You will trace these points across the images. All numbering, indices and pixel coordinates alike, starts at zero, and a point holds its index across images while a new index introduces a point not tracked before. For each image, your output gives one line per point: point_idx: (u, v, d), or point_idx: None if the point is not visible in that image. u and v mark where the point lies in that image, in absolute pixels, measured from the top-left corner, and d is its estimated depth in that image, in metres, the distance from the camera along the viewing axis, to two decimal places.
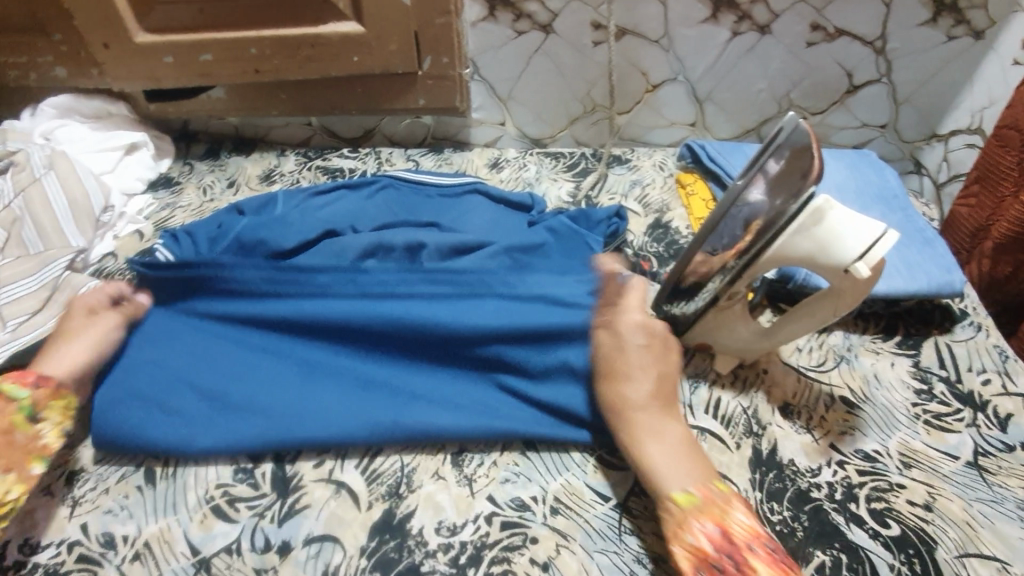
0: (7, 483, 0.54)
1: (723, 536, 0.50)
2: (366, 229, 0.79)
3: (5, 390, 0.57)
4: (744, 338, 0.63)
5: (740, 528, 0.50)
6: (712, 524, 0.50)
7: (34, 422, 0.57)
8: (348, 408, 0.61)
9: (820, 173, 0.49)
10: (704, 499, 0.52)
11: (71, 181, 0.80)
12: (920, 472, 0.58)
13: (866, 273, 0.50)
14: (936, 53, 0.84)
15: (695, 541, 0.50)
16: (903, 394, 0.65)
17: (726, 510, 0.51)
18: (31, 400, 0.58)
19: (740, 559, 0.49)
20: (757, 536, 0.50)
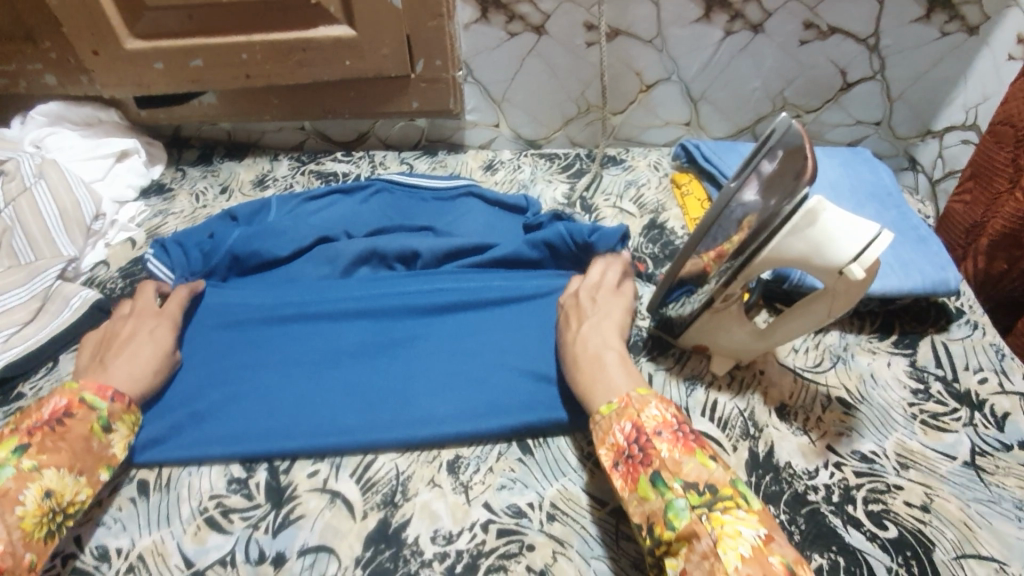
0: (78, 486, 0.54)
1: (634, 431, 0.52)
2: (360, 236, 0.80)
3: (86, 400, 0.57)
4: (740, 340, 0.62)
5: (651, 420, 0.52)
6: (626, 423, 0.52)
7: (109, 432, 0.57)
8: (348, 409, 0.63)
9: (813, 174, 0.47)
10: (619, 403, 0.54)
11: (61, 190, 0.79)
12: (917, 473, 0.58)
13: (861, 274, 0.50)
14: (929, 50, 0.84)
15: (613, 440, 0.53)
16: (899, 394, 0.64)
17: (642, 412, 0.53)
18: (110, 411, 0.57)
19: (648, 445, 0.50)
20: (668, 425, 0.51)
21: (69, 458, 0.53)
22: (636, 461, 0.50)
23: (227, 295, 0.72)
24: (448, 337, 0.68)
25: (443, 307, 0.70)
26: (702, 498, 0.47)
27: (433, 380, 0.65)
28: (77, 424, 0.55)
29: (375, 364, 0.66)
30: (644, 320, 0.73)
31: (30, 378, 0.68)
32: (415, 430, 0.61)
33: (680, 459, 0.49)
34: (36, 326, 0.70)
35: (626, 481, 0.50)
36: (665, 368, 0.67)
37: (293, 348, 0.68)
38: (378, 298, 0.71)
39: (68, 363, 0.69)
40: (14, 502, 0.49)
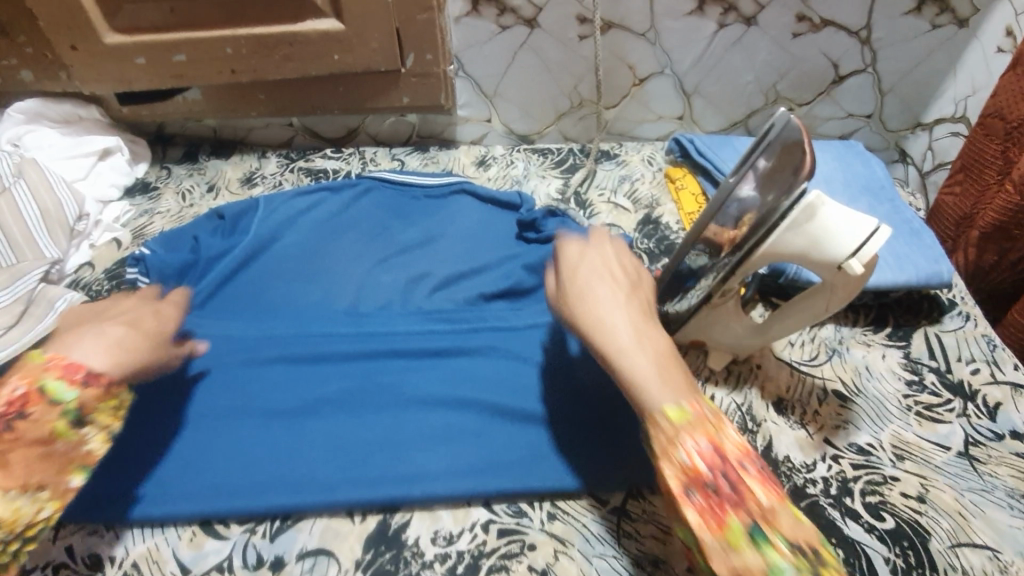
0: (39, 503, 0.47)
1: (715, 454, 0.45)
2: (360, 260, 0.77)
3: (46, 390, 0.48)
4: (737, 334, 0.62)
5: (731, 447, 0.46)
6: (706, 442, 0.46)
7: (78, 430, 0.49)
8: (351, 456, 0.59)
9: (811, 169, 0.47)
10: (694, 413, 0.47)
11: (41, 189, 0.76)
12: (913, 464, 0.59)
13: (859, 270, 0.50)
14: (919, 43, 0.84)
15: (685, 462, 0.45)
16: (894, 385, 0.65)
17: (722, 430, 0.47)
18: (77, 404, 0.49)
19: (741, 484, 0.44)
20: (746, 455, 0.46)
21: (23, 475, 0.47)
22: (724, 501, 0.44)
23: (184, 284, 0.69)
24: (441, 381, 0.64)
25: (436, 349, 0.66)
26: (807, 561, 0.41)
27: (424, 434, 0.60)
28: (33, 428, 0.47)
29: (362, 414, 0.62)
30: None
31: None
32: (406, 487, 0.56)
33: (768, 501, 0.44)
34: None
35: (705, 521, 0.43)
36: None
37: (273, 394, 0.63)
38: (367, 337, 0.67)
39: None
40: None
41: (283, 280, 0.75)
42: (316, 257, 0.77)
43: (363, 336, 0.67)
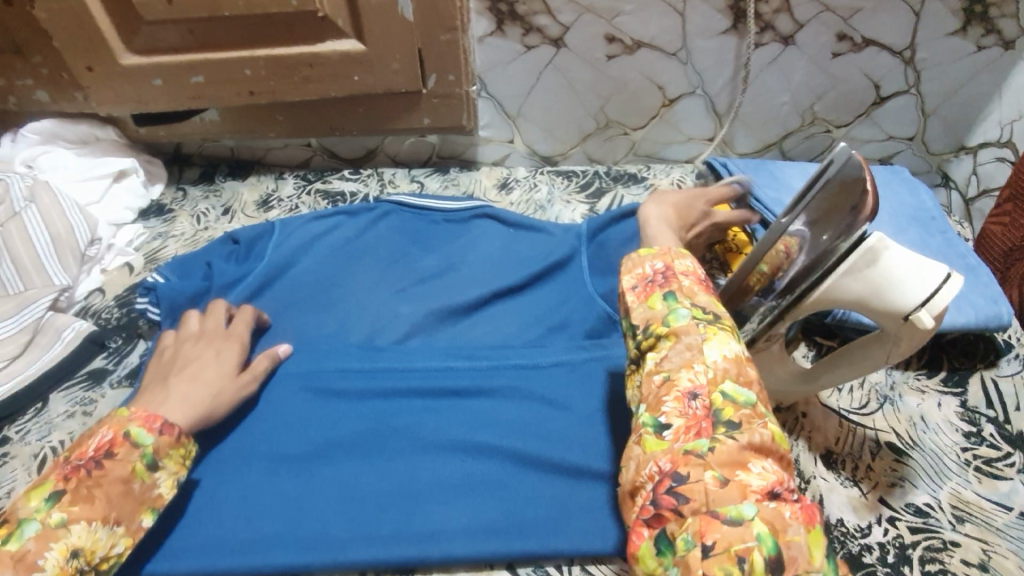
0: (114, 538, 0.47)
1: (666, 269, 0.50)
2: (378, 292, 0.74)
3: (131, 435, 0.50)
4: (781, 380, 0.58)
5: (683, 266, 0.50)
6: (661, 262, 0.51)
7: (155, 471, 0.50)
8: (364, 508, 0.55)
9: (873, 210, 0.43)
10: (660, 247, 0.52)
11: (52, 214, 0.75)
12: (974, 527, 0.53)
13: (931, 322, 0.45)
14: (966, 64, 0.79)
15: (640, 272, 0.51)
16: (952, 438, 0.60)
17: (680, 256, 0.51)
18: (154, 447, 0.51)
19: (673, 277, 0.49)
20: (698, 276, 0.50)
21: (104, 508, 0.47)
22: (655, 283, 0.49)
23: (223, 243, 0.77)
24: (460, 424, 0.60)
25: (456, 389, 0.62)
26: (705, 315, 0.46)
27: (442, 483, 0.57)
28: (116, 467, 0.49)
29: (377, 460, 0.58)
30: None
31: (15, 421, 0.63)
32: (424, 545, 0.53)
33: (698, 290, 0.48)
34: (26, 361, 0.66)
35: (638, 296, 0.49)
36: None
37: (286, 437, 0.60)
38: (384, 373, 0.63)
39: (58, 403, 0.65)
40: (34, 565, 0.43)
41: (298, 310, 0.72)
42: (332, 285, 0.74)
43: (378, 372, 0.63)
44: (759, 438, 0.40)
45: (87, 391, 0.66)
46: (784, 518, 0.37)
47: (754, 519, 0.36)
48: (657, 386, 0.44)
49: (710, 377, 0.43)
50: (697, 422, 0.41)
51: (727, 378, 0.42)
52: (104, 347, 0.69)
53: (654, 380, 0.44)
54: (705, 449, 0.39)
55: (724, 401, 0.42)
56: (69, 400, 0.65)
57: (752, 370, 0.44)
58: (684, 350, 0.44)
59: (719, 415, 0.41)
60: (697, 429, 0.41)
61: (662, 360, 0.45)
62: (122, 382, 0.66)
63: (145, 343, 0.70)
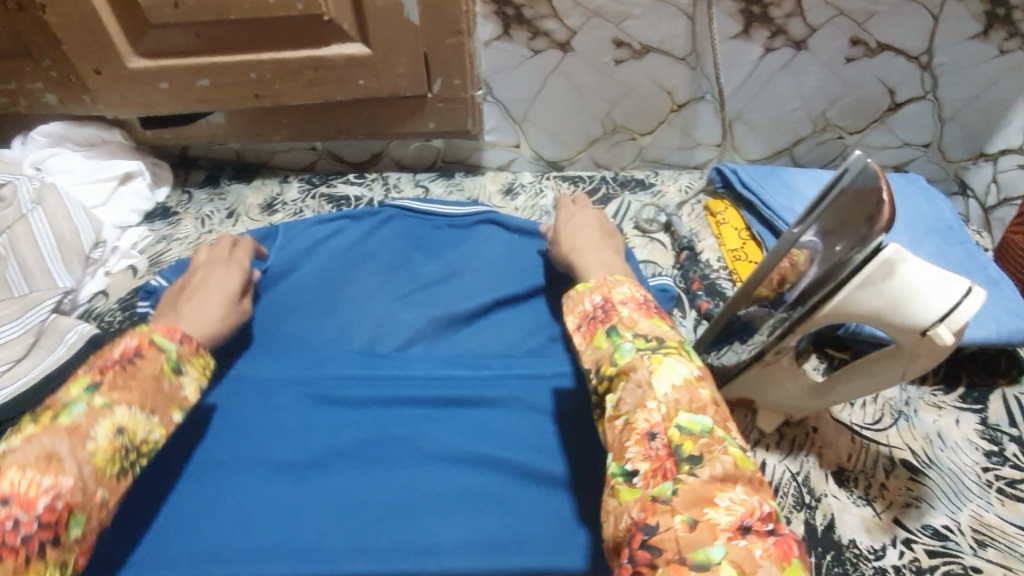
0: (151, 425, 0.46)
1: (604, 302, 0.51)
2: (380, 299, 0.73)
3: (155, 341, 0.49)
4: (792, 395, 0.56)
5: (620, 295, 0.51)
6: (598, 296, 0.52)
7: (179, 375, 0.49)
8: (361, 519, 0.54)
9: (890, 220, 0.41)
10: (596, 280, 0.53)
11: (58, 216, 0.75)
12: (997, 552, 0.51)
13: (949, 338, 0.43)
14: (986, 69, 0.77)
15: (581, 309, 0.52)
16: (971, 457, 0.57)
17: (617, 285, 0.52)
18: (178, 353, 0.50)
19: (612, 309, 0.50)
20: (637, 302, 0.51)
21: (140, 397, 0.45)
22: (597, 321, 0.50)
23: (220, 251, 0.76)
24: (460, 435, 0.59)
25: (457, 399, 0.61)
26: (648, 343, 0.46)
27: (442, 496, 0.55)
28: (146, 364, 0.47)
29: (376, 471, 0.57)
30: None
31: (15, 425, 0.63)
32: (422, 562, 0.51)
33: (638, 318, 0.49)
34: (28, 364, 0.66)
35: (584, 336, 0.50)
36: None
37: (283, 444, 0.58)
38: (384, 381, 0.63)
39: None
40: (85, 437, 0.42)
41: (299, 314, 0.71)
42: (335, 290, 0.74)
43: (379, 380, 0.63)
44: (723, 467, 0.39)
45: None
46: (756, 558, 0.35)
47: (723, 563, 0.34)
48: (619, 431, 0.43)
49: (664, 413, 0.42)
50: (662, 463, 0.40)
51: (680, 409, 0.42)
52: None
53: (615, 424, 0.44)
54: (670, 493, 0.38)
55: (683, 435, 0.41)
56: None
57: (704, 393, 0.43)
58: (632, 387, 0.44)
59: (680, 453, 0.40)
60: (661, 471, 0.40)
61: (619, 401, 0.45)
62: None
63: None
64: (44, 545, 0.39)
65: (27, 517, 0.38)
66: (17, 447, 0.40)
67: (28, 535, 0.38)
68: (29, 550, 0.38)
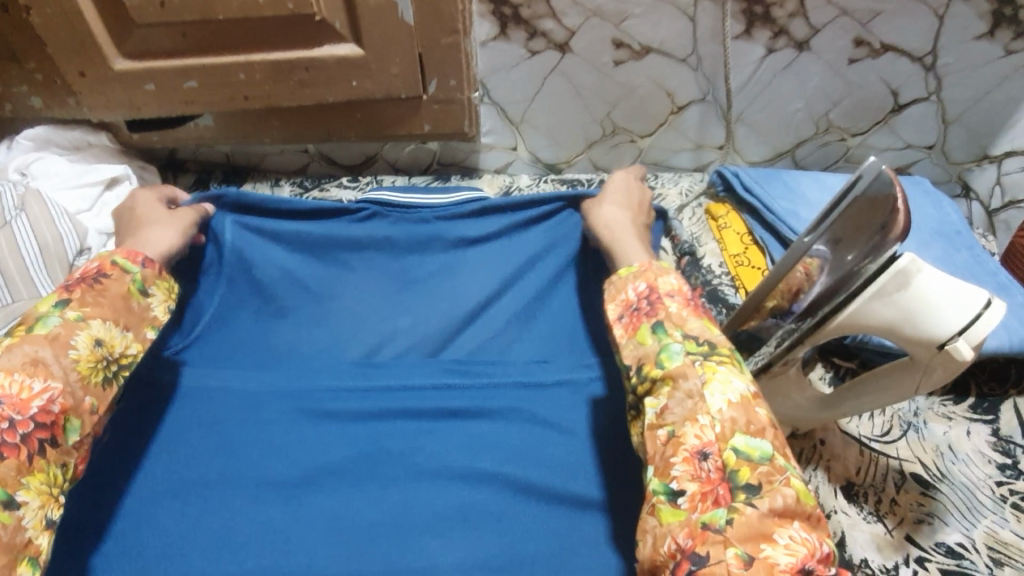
0: (126, 340, 0.50)
1: (650, 292, 0.49)
2: (369, 303, 0.71)
3: (118, 263, 0.53)
4: (799, 406, 0.54)
5: (666, 286, 0.50)
6: (643, 283, 0.51)
7: (146, 296, 0.54)
8: (352, 539, 0.52)
9: (906, 229, 0.40)
10: (640, 266, 0.52)
11: (41, 224, 0.72)
12: (1013, 571, 0.50)
13: (969, 354, 0.41)
14: (992, 69, 0.75)
15: (624, 298, 0.51)
16: (984, 470, 0.56)
17: (663, 274, 0.51)
18: (142, 276, 0.54)
19: (658, 302, 0.48)
20: (685, 297, 0.49)
21: (113, 313, 0.50)
22: (641, 313, 0.49)
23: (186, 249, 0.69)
24: (457, 449, 0.57)
25: (454, 410, 0.60)
26: (700, 348, 0.45)
27: (436, 513, 0.53)
28: (114, 285, 0.51)
29: (369, 489, 0.55)
30: None
31: None
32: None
33: (686, 316, 0.47)
34: None
35: (626, 329, 0.49)
36: None
37: (275, 461, 0.56)
38: (379, 393, 0.61)
39: None
40: (67, 346, 0.46)
41: (291, 319, 0.69)
42: (320, 292, 0.70)
43: (371, 392, 0.61)
44: (783, 500, 0.38)
45: None
46: None
47: None
48: (663, 444, 0.42)
49: (718, 433, 0.41)
50: (713, 487, 0.39)
51: (737, 431, 0.40)
52: None
53: (658, 435, 0.43)
54: (723, 522, 0.38)
55: (739, 460, 0.40)
56: None
57: (761, 413, 0.42)
58: (682, 396, 0.43)
59: (735, 480, 0.39)
60: (712, 496, 0.39)
61: (663, 409, 0.43)
62: None
63: None
64: (43, 445, 0.43)
65: (22, 418, 0.42)
66: (3, 354, 0.44)
67: (27, 433, 0.42)
68: (30, 448, 0.42)
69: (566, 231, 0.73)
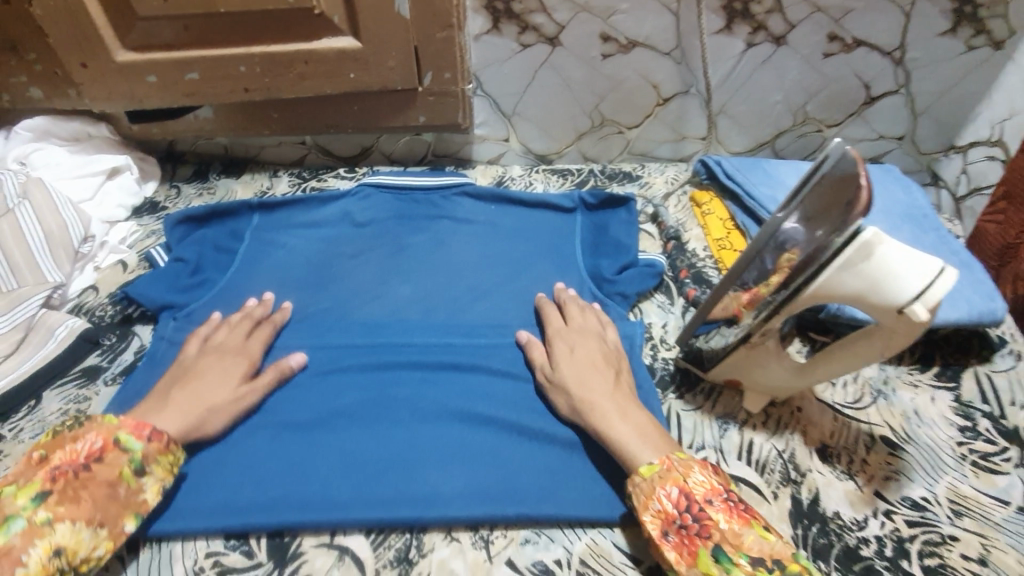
0: (96, 540, 0.47)
1: (687, 501, 0.48)
2: (374, 280, 0.75)
3: (120, 441, 0.50)
4: (777, 376, 0.58)
5: (698, 486, 0.48)
6: (673, 488, 0.48)
7: (142, 475, 0.51)
8: (362, 472, 0.57)
9: (869, 204, 0.43)
10: (663, 466, 0.50)
11: (46, 212, 0.74)
12: (972, 521, 0.54)
13: (925, 315, 0.45)
14: (956, 64, 0.80)
15: (662, 510, 0.48)
16: (947, 433, 0.60)
17: (692, 474, 0.49)
18: (144, 453, 0.51)
19: (705, 517, 0.47)
20: (725, 501, 0.48)
21: (88, 511, 0.47)
22: (692, 535, 0.47)
23: (195, 212, 0.78)
24: (457, 395, 0.62)
25: (454, 362, 0.65)
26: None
27: (441, 448, 0.58)
28: (103, 471, 0.49)
29: (377, 428, 0.60)
30: (669, 351, 0.69)
31: (7, 420, 0.63)
32: (421, 509, 0.54)
33: (740, 531, 0.46)
34: (18, 358, 0.65)
35: (682, 555, 0.47)
36: (695, 407, 0.63)
37: (290, 407, 0.62)
38: (386, 349, 0.66)
39: (51, 400, 0.64)
40: (17, 561, 0.44)
41: (299, 290, 0.74)
42: (326, 264, 0.76)
43: (378, 348, 0.66)
44: None
45: (80, 388, 0.66)
46: None
47: None
48: None
49: None
50: None
51: None
52: (98, 344, 0.69)
53: None
54: None
55: None
56: (63, 397, 0.65)
57: None
58: None
59: None
60: None
61: None
62: (115, 379, 0.66)
63: (139, 340, 0.70)
64: None
65: None
66: None
67: None
68: None
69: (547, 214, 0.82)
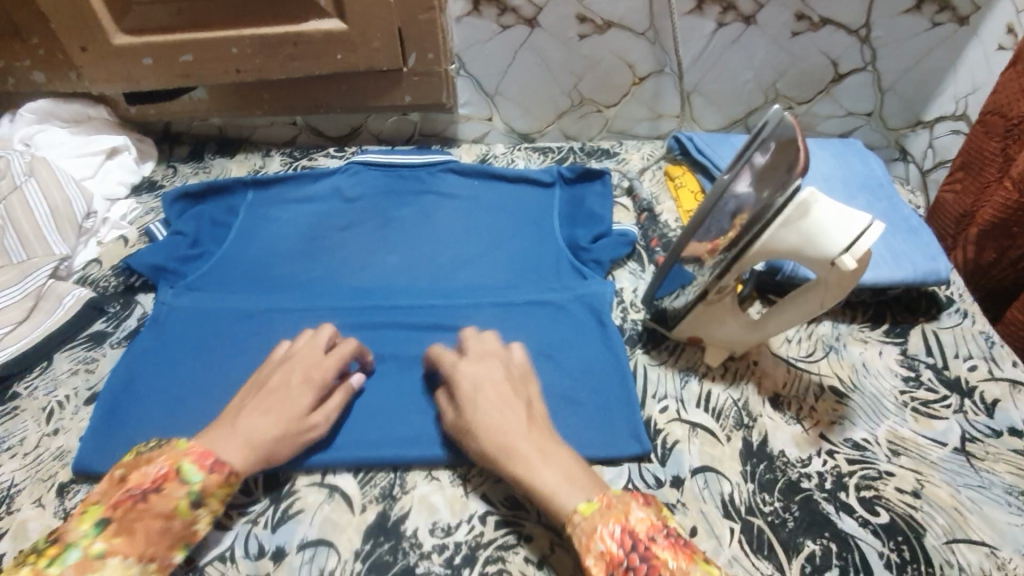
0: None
1: (628, 536, 0.47)
2: (361, 249, 0.80)
3: (182, 470, 0.50)
4: (733, 331, 0.63)
5: (640, 523, 0.48)
6: (615, 526, 0.47)
7: (196, 509, 0.50)
8: (352, 418, 0.62)
9: (805, 166, 0.47)
10: (601, 500, 0.49)
11: (51, 188, 0.78)
12: (908, 460, 0.59)
13: (852, 266, 0.50)
14: (919, 41, 0.83)
15: (605, 548, 0.47)
16: (891, 382, 0.65)
17: (631, 512, 0.48)
18: (201, 485, 0.50)
19: (651, 555, 0.46)
20: (664, 536, 0.47)
21: (140, 545, 0.47)
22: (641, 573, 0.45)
23: (190, 190, 0.82)
24: (441, 350, 0.67)
25: (435, 322, 0.69)
26: None
27: (423, 397, 0.64)
28: (161, 502, 0.49)
29: (365, 381, 0.65)
30: (638, 312, 0.73)
31: (23, 379, 0.68)
32: (405, 449, 0.60)
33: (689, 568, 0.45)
34: (31, 324, 0.70)
35: None
36: (660, 362, 0.68)
37: None
38: (374, 311, 0.71)
39: (63, 361, 0.69)
40: None
41: (292, 260, 0.78)
42: (317, 236, 0.81)
43: (367, 310, 0.71)
44: None
45: (88, 351, 0.71)
46: None
47: None
48: None
49: None
50: None
51: None
52: (103, 311, 0.74)
53: None
54: None
55: None
56: (73, 359, 0.70)
57: None
58: None
59: None
60: None
61: None
62: (122, 342, 0.71)
63: (142, 307, 0.75)
64: None
65: None
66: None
67: None
68: None
69: (526, 188, 0.86)
